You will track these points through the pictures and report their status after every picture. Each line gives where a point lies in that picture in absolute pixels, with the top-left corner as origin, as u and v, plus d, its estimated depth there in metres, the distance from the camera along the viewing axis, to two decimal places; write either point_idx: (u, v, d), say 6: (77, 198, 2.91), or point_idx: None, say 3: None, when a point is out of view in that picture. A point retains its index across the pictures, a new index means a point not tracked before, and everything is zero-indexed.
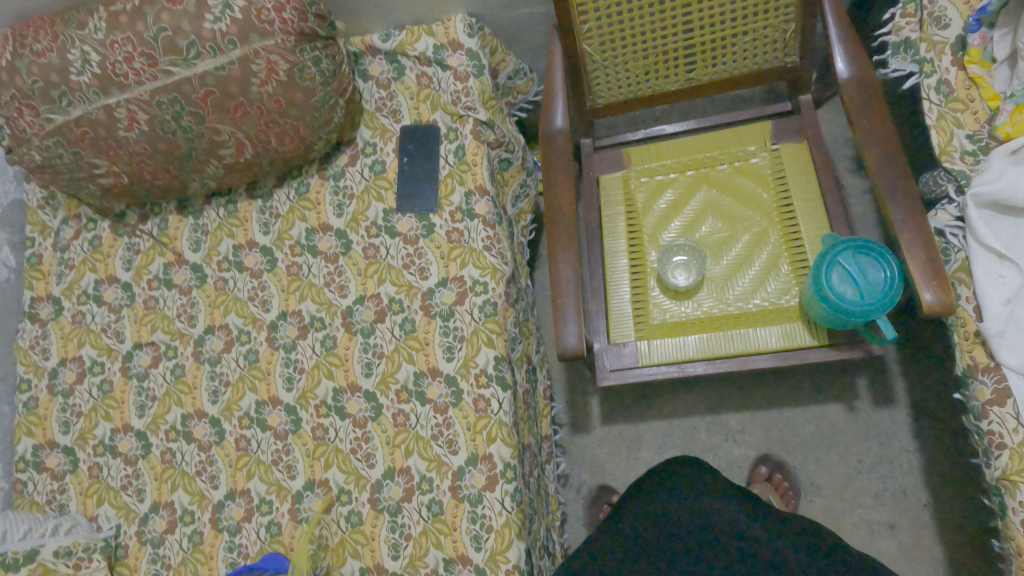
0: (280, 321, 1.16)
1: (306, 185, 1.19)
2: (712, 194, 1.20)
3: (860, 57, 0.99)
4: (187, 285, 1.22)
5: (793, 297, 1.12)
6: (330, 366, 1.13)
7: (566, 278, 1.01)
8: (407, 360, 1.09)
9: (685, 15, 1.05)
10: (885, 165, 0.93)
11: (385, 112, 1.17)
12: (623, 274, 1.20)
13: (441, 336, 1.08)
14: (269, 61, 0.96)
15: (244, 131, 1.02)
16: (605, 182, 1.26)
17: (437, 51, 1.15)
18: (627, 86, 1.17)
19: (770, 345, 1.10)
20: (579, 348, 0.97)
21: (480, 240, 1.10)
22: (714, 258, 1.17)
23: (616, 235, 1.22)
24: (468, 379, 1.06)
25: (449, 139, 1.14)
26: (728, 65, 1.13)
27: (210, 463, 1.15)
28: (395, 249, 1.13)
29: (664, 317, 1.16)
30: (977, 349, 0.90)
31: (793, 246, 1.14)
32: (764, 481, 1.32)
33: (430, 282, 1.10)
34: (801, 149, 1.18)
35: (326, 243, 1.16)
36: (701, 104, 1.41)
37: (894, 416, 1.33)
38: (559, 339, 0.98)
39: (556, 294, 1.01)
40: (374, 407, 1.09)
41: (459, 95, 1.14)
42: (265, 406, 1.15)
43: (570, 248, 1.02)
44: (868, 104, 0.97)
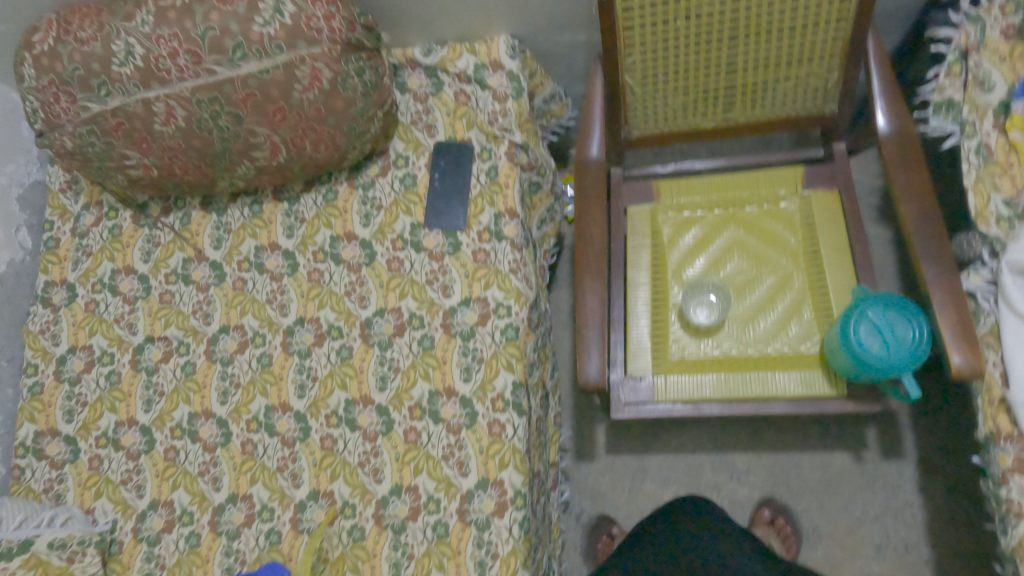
0: (296, 326, 1.15)
1: (334, 192, 1.18)
2: (739, 234, 1.20)
3: (902, 112, 0.99)
4: (206, 283, 1.21)
5: (813, 344, 1.11)
6: (344, 376, 1.11)
7: (591, 308, 1.00)
8: (423, 377, 1.08)
9: (730, 56, 1.05)
10: (920, 223, 0.94)
11: (420, 126, 1.17)
12: (645, 307, 1.18)
13: (460, 356, 1.07)
14: (314, 68, 0.95)
15: (281, 136, 1.01)
16: (632, 213, 1.25)
17: (478, 70, 1.15)
18: (664, 120, 1.17)
19: (789, 392, 1.10)
20: (600, 381, 0.97)
21: (506, 262, 1.09)
22: (736, 298, 1.17)
23: (639, 267, 1.21)
24: (484, 402, 1.05)
25: (482, 158, 1.14)
26: (766, 108, 1.14)
27: (214, 464, 1.14)
28: (420, 264, 1.12)
29: (683, 353, 1.15)
30: (1000, 415, 0.90)
31: (818, 293, 1.14)
32: (767, 524, 1.33)
33: (453, 300, 1.09)
34: (831, 197, 1.18)
35: (350, 252, 1.15)
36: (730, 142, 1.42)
37: (901, 469, 1.33)
38: (581, 370, 0.97)
39: (581, 324, 1.00)
40: (385, 422, 1.08)
41: (496, 115, 1.14)
42: (275, 412, 1.13)
43: (597, 278, 1.02)
44: (906, 159, 0.97)
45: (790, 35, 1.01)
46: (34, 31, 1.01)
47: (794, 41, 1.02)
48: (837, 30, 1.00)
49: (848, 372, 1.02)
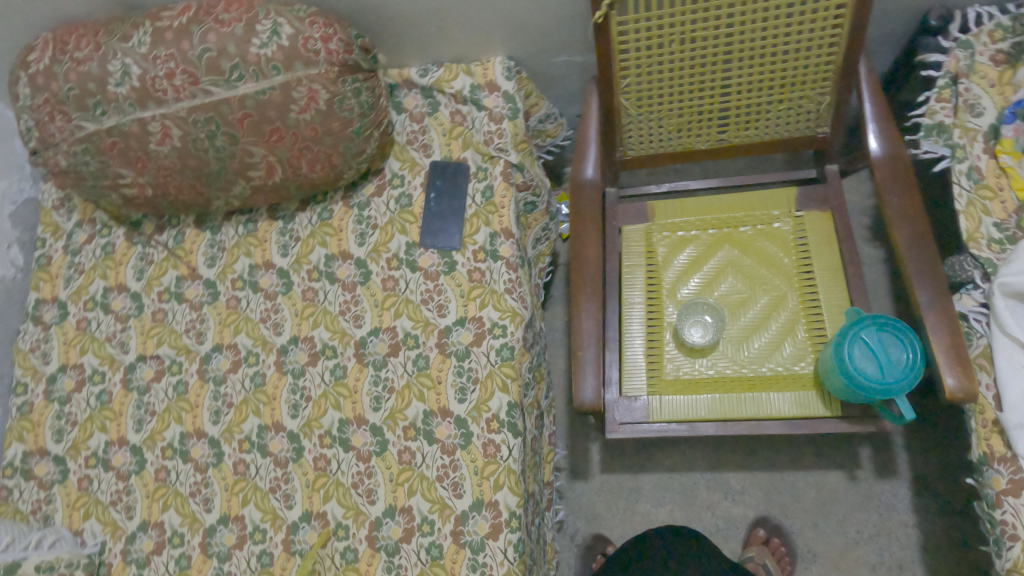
0: (291, 345, 1.15)
1: (329, 211, 1.18)
2: (734, 254, 1.20)
3: (893, 136, 1.01)
4: (199, 301, 1.20)
5: (806, 364, 1.12)
6: (338, 397, 1.11)
7: (587, 329, 1.01)
8: (418, 398, 1.08)
9: (724, 79, 1.06)
10: (913, 245, 0.94)
11: (415, 145, 1.17)
12: (639, 327, 1.19)
13: (455, 376, 1.07)
14: (311, 89, 0.95)
15: (277, 156, 1.02)
16: (627, 233, 1.26)
17: (474, 91, 1.15)
18: (659, 141, 1.17)
19: (783, 412, 1.10)
20: (596, 403, 0.97)
21: (501, 282, 1.09)
22: (731, 318, 1.17)
23: (634, 287, 1.22)
24: (479, 422, 1.04)
25: (478, 179, 1.15)
26: (760, 130, 1.15)
27: (205, 485, 1.13)
28: (415, 283, 1.12)
29: (678, 373, 1.15)
30: (994, 438, 0.90)
31: (811, 313, 1.14)
32: (761, 544, 1.32)
33: (448, 319, 1.09)
34: (824, 218, 1.19)
35: (344, 271, 1.15)
36: (723, 162, 1.43)
37: (895, 488, 1.33)
38: (577, 391, 0.98)
39: (576, 345, 1.00)
40: (379, 442, 1.08)
41: (492, 136, 1.14)
42: (268, 431, 1.13)
43: (593, 300, 1.02)
44: (899, 181, 0.98)
45: (782, 60, 1.02)
46: (30, 50, 1.01)
47: (787, 66, 1.03)
48: (829, 55, 1.01)
49: (843, 394, 1.02)
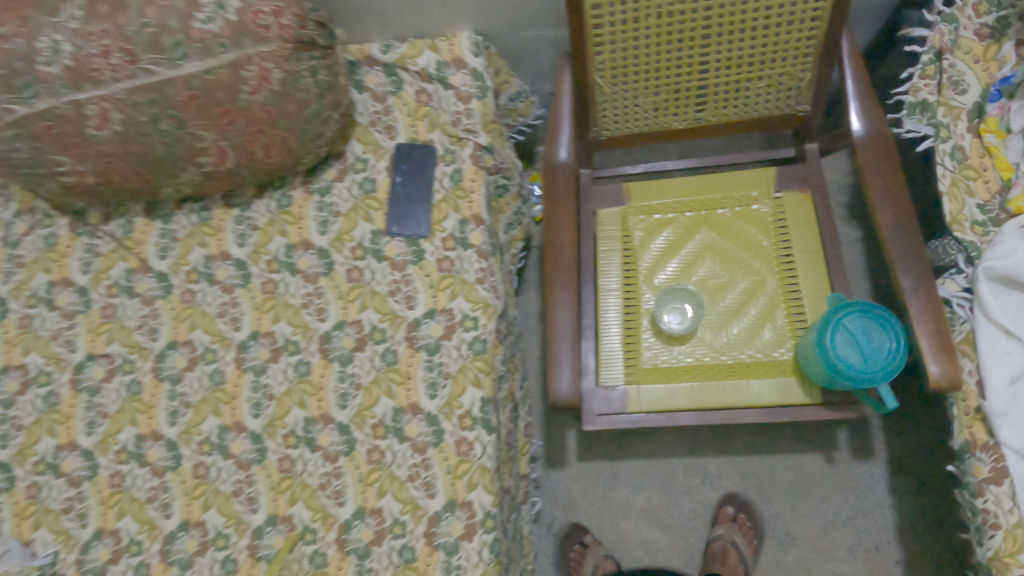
0: (250, 341, 1.08)
1: (289, 198, 1.11)
2: (712, 236, 1.17)
3: (876, 115, 0.97)
4: (151, 295, 1.13)
5: (786, 350, 1.09)
6: (302, 394, 1.06)
7: (562, 321, 0.96)
8: (387, 394, 1.03)
9: (702, 55, 1.01)
10: (896, 228, 0.92)
11: (379, 127, 1.10)
12: (616, 314, 1.16)
13: (425, 371, 1.02)
14: (262, 68, 0.89)
15: (228, 140, 0.95)
16: (602, 217, 1.21)
17: (440, 68, 1.08)
18: (635, 121, 1.13)
19: (764, 400, 1.08)
20: (572, 398, 0.93)
21: (472, 271, 1.04)
22: (710, 303, 1.14)
23: (610, 273, 1.18)
24: (451, 419, 1.00)
25: (446, 161, 1.08)
26: (739, 108, 1.11)
27: (163, 489, 1.07)
28: (381, 273, 1.06)
29: (655, 361, 1.12)
30: (976, 425, 0.88)
31: (791, 297, 1.12)
32: (729, 521, 1.31)
33: (416, 312, 1.04)
34: (803, 199, 1.16)
35: (306, 261, 1.09)
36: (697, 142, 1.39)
37: (872, 469, 1.33)
38: (553, 387, 0.93)
39: (551, 338, 0.96)
40: (347, 441, 1.04)
41: (460, 116, 1.08)
42: (229, 432, 1.07)
43: (568, 290, 0.98)
44: (882, 163, 0.95)
45: (762, 36, 0.98)
46: None
47: (768, 41, 0.98)
48: (812, 29, 0.97)
49: (825, 382, 0.99)
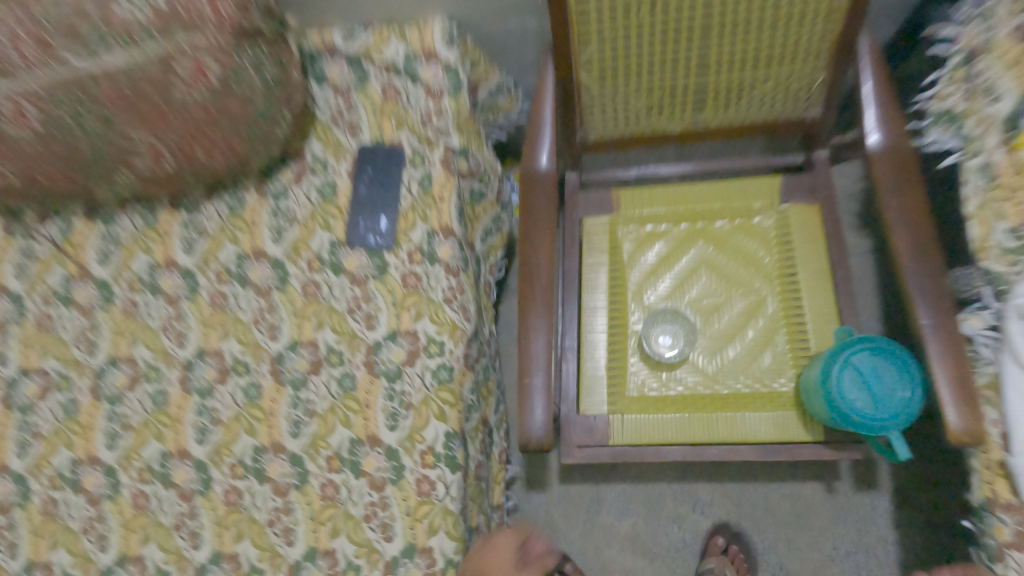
0: (196, 360, 0.99)
1: (241, 201, 1.00)
2: (708, 251, 1.06)
3: (897, 123, 0.86)
4: (90, 305, 1.02)
5: (786, 381, 0.99)
6: (252, 420, 0.96)
7: (535, 351, 0.85)
8: (343, 423, 0.94)
9: (702, 52, 0.89)
10: (916, 255, 0.81)
11: (341, 125, 0.99)
12: (601, 335, 1.05)
13: (385, 400, 0.92)
14: (197, 61, 0.77)
15: (164, 143, 0.84)
16: (589, 227, 1.10)
17: (409, 60, 0.94)
18: (627, 122, 1.02)
19: (760, 436, 0.98)
20: (544, 439, 0.82)
21: (440, 289, 0.94)
22: (704, 325, 1.04)
23: (596, 289, 1.07)
24: (412, 455, 0.90)
25: (414, 165, 0.97)
26: (742, 111, 1.00)
27: (99, 520, 0.97)
28: (340, 289, 0.96)
29: (642, 390, 1.02)
30: (999, 482, 0.78)
31: (793, 320, 1.01)
32: (720, 554, 1.20)
33: (377, 333, 0.94)
34: (811, 212, 1.04)
35: (259, 273, 0.98)
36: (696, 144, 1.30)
37: (875, 502, 1.23)
38: (523, 426, 0.83)
39: (523, 370, 0.85)
40: (299, 473, 0.94)
41: (430, 115, 0.96)
42: (171, 459, 0.98)
43: (544, 316, 0.87)
44: (901, 179, 0.84)
45: (770, 32, 0.86)
46: None
47: (776, 37, 0.87)
48: (827, 25, 0.85)
49: (828, 421, 0.90)
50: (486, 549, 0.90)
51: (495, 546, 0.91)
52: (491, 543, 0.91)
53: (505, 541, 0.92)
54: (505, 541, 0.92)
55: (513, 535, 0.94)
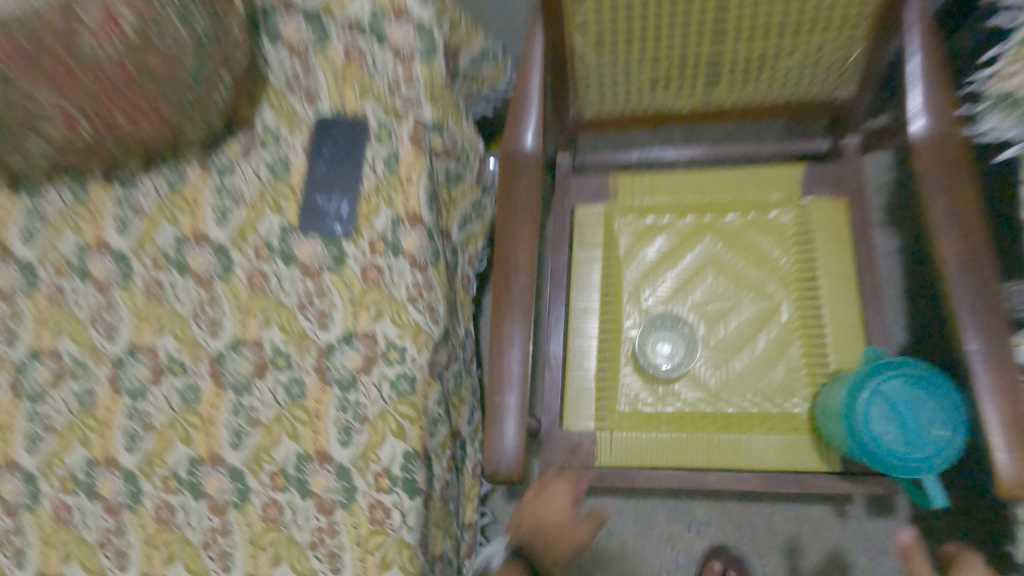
0: (127, 357, 0.87)
1: (182, 176, 0.87)
2: (716, 249, 0.93)
3: (949, 107, 0.72)
4: (11, 290, 0.89)
5: (800, 402, 0.87)
6: (188, 427, 0.85)
7: (510, 365, 0.72)
8: (290, 436, 0.82)
9: (719, 16, 0.76)
10: (966, 268, 0.68)
11: (297, 92, 0.85)
12: (590, 341, 0.92)
13: (337, 412, 0.80)
14: (106, 7, 0.63)
15: (76, 106, 0.70)
16: (582, 217, 0.97)
17: (376, 19, 0.81)
18: (628, 97, 0.88)
19: (766, 463, 0.86)
20: (515, 469, 0.70)
21: (403, 286, 0.81)
22: (707, 334, 0.91)
23: (588, 288, 0.94)
24: (366, 476, 0.78)
25: (380, 140, 0.84)
26: (763, 87, 0.86)
27: (17, 533, 0.86)
28: (290, 281, 0.83)
29: (634, 405, 0.90)
30: None
31: (811, 331, 0.88)
32: None
33: (331, 334, 0.81)
34: (836, 207, 0.91)
35: (199, 260, 0.86)
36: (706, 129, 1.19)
37: (891, 529, 1.11)
38: (491, 452, 0.71)
39: (494, 386, 0.72)
40: (239, 490, 0.83)
41: (397, 82, 0.83)
42: (98, 468, 0.86)
43: (521, 323, 0.73)
44: (950, 174, 0.70)
45: None
46: None
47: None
48: None
49: (843, 451, 0.78)
50: (541, 500, 0.83)
51: (550, 502, 0.83)
52: (544, 498, 0.83)
53: (558, 498, 0.83)
54: (563, 494, 0.83)
55: (568, 487, 0.84)
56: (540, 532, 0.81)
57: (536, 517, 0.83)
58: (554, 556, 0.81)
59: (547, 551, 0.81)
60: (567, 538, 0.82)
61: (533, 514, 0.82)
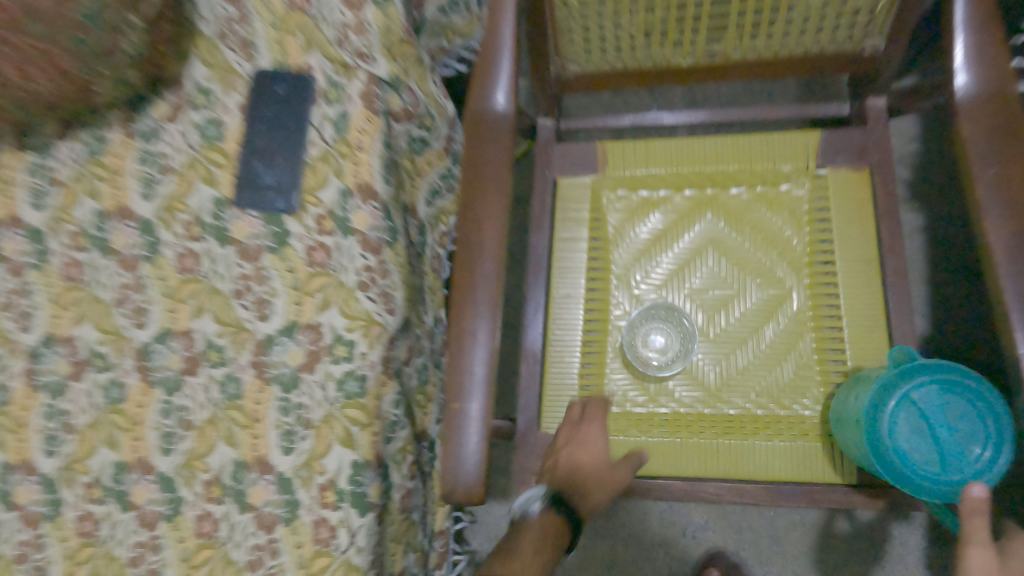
0: (42, 348, 0.75)
1: (103, 141, 0.75)
2: (718, 228, 0.82)
3: (1003, 63, 0.60)
4: None
5: (810, 405, 0.76)
6: (113, 429, 0.74)
7: (471, 367, 0.61)
8: (227, 441, 0.72)
9: None
10: (1015, 255, 0.58)
11: (231, 43, 0.73)
12: (576, 331, 0.82)
13: (278, 415, 0.70)
14: None
15: None
16: (565, 190, 0.85)
17: None
18: (618, 52, 0.76)
19: (771, 473, 0.75)
20: (474, 488, 0.60)
21: (353, 270, 0.70)
22: (706, 325, 0.80)
23: (573, 273, 0.82)
24: (310, 488, 0.68)
25: (329, 101, 0.72)
26: (776, 41, 0.74)
27: None
28: (224, 264, 0.72)
29: (623, 406, 0.80)
30: None
31: (824, 321, 0.78)
32: None
33: (271, 325, 0.71)
34: (858, 180, 0.79)
35: (123, 238, 0.74)
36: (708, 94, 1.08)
37: (906, 536, 1.01)
38: (447, 469, 0.60)
39: (451, 392, 0.61)
40: (171, 501, 0.73)
41: (347, 31, 0.72)
42: (13, 474, 0.75)
43: (485, 317, 0.62)
44: (1000, 144, 0.59)
45: None
46: None
47: None
48: None
49: (852, 455, 0.71)
50: (574, 443, 0.73)
51: (584, 444, 0.73)
52: (577, 440, 0.73)
53: (593, 439, 0.73)
54: (598, 434, 0.74)
55: (603, 427, 0.75)
56: (577, 478, 0.71)
57: (571, 461, 0.73)
58: (595, 499, 0.71)
59: (586, 497, 0.70)
60: (607, 481, 0.72)
61: (568, 457, 0.72)
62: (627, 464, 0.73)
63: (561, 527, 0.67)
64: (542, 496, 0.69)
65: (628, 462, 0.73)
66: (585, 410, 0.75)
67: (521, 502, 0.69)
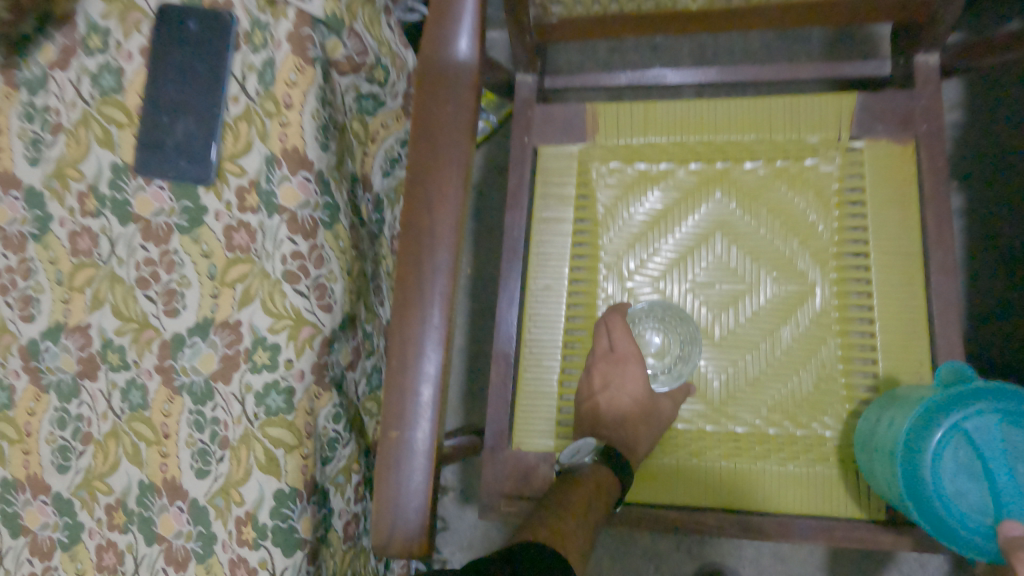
0: None
1: None
2: (728, 209, 0.68)
3: None
4: None
5: (831, 424, 0.64)
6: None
7: (414, 391, 0.49)
8: (131, 459, 0.59)
9: None
10: None
11: None
12: (556, 329, 0.69)
13: (190, 431, 0.58)
14: None
15: None
16: (548, 160, 0.72)
17: None
18: None
19: (782, 505, 0.64)
20: (414, 541, 0.47)
21: (279, 256, 0.57)
22: (710, 324, 0.68)
23: (553, 260, 0.70)
24: (227, 521, 0.57)
25: (252, 45, 0.58)
26: None
27: None
28: (127, 245, 0.59)
29: None
30: None
31: (852, 324, 0.65)
32: None
33: (182, 322, 0.58)
34: (901, 156, 0.65)
35: (6, 211, 0.61)
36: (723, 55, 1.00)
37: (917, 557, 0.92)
38: (381, 518, 0.48)
39: (389, 419, 0.49)
40: (68, 527, 0.61)
41: None
42: None
43: (434, 326, 0.49)
44: None
45: None
46: None
47: None
48: None
49: (878, 488, 0.60)
50: (610, 386, 0.66)
51: (623, 386, 0.66)
52: (613, 387, 0.66)
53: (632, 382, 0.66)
54: (636, 371, 0.66)
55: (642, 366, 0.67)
56: (623, 424, 0.65)
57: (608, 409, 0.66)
58: (646, 443, 0.64)
59: (633, 447, 0.64)
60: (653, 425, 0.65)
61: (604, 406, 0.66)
62: (668, 397, 0.66)
63: (614, 484, 0.60)
64: (592, 450, 0.62)
65: (667, 394, 0.66)
66: (614, 342, 0.66)
67: (569, 453, 0.62)
